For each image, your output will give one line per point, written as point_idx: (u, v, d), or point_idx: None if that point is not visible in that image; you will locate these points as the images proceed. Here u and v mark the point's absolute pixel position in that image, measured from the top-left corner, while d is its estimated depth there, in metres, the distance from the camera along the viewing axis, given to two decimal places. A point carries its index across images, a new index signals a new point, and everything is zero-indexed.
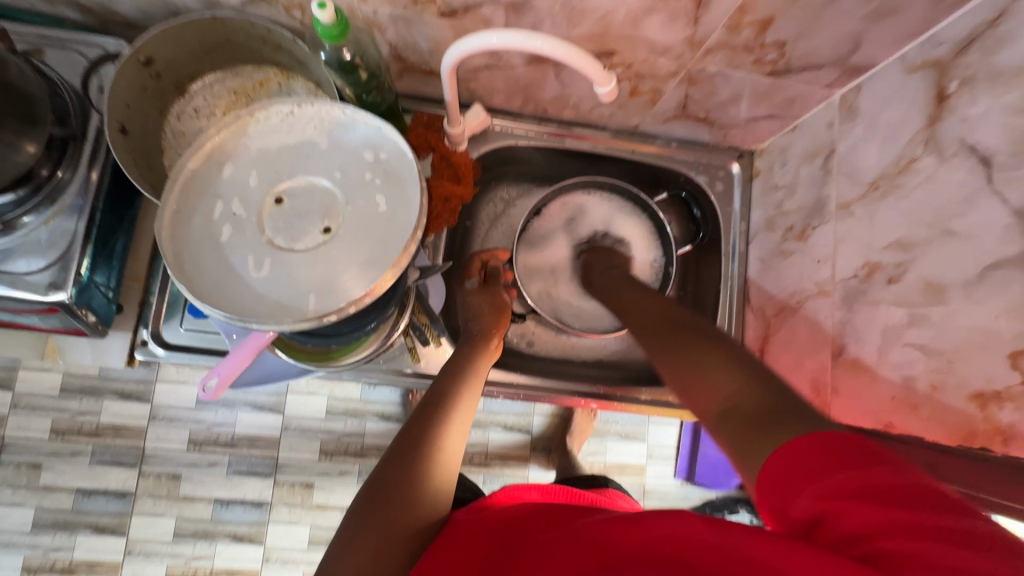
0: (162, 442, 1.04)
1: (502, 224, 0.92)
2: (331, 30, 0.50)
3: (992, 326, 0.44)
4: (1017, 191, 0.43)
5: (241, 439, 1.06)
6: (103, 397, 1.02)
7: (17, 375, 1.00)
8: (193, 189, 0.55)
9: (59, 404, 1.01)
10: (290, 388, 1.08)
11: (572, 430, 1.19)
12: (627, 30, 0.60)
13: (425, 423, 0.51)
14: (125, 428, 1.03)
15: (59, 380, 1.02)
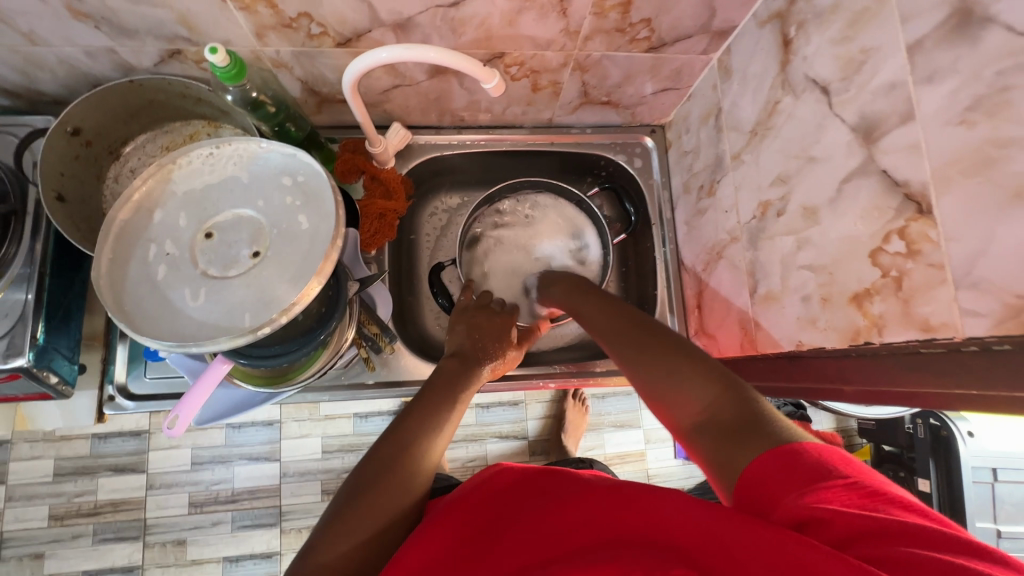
0: (161, 509, 1.12)
1: (446, 233, 0.97)
2: (228, 70, 0.55)
3: (855, 232, 0.48)
4: (850, 109, 0.48)
5: (241, 493, 1.14)
6: (97, 474, 1.11)
7: (8, 469, 1.09)
8: (126, 237, 0.59)
9: (55, 489, 1.09)
10: (284, 435, 1.17)
11: (567, 428, 1.27)
12: (507, 30, 0.66)
13: (417, 415, 0.55)
14: (123, 502, 1.11)
15: (50, 466, 1.10)
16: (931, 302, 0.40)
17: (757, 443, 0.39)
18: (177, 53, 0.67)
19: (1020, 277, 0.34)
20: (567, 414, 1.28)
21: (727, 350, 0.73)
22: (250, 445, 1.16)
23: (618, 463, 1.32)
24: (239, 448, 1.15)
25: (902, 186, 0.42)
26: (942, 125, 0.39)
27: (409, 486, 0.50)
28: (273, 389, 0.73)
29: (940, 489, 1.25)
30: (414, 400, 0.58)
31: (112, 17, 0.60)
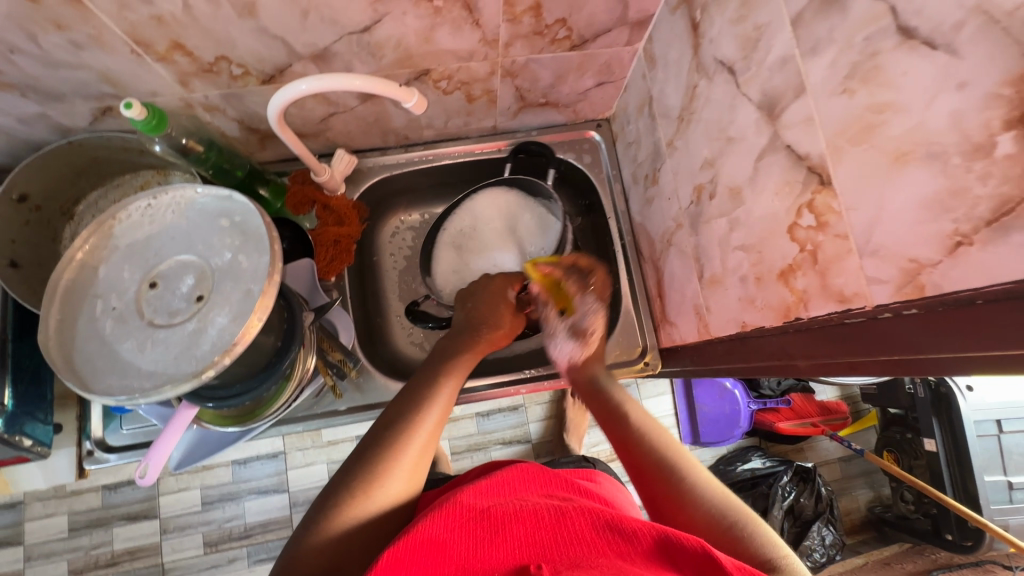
0: (179, 552, 1.14)
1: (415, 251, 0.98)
2: (147, 122, 0.57)
3: (774, 209, 0.48)
4: (753, 88, 0.48)
5: (253, 527, 1.16)
6: (112, 524, 1.12)
7: (24, 529, 1.10)
8: (73, 297, 0.60)
9: (72, 544, 1.11)
10: (289, 465, 1.18)
11: (568, 427, 1.27)
12: (426, 47, 0.66)
13: (395, 431, 0.54)
14: (140, 550, 1.13)
15: (66, 522, 1.11)
16: (843, 273, 0.40)
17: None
18: (109, 110, 0.69)
19: (911, 241, 0.34)
20: (568, 415, 1.27)
21: (688, 337, 0.73)
22: (257, 479, 1.17)
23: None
24: (246, 483, 1.17)
25: (805, 159, 0.42)
26: (828, 95, 0.39)
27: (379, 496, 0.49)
28: (243, 427, 0.73)
29: (946, 447, 1.22)
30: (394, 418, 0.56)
31: (36, 84, 0.61)
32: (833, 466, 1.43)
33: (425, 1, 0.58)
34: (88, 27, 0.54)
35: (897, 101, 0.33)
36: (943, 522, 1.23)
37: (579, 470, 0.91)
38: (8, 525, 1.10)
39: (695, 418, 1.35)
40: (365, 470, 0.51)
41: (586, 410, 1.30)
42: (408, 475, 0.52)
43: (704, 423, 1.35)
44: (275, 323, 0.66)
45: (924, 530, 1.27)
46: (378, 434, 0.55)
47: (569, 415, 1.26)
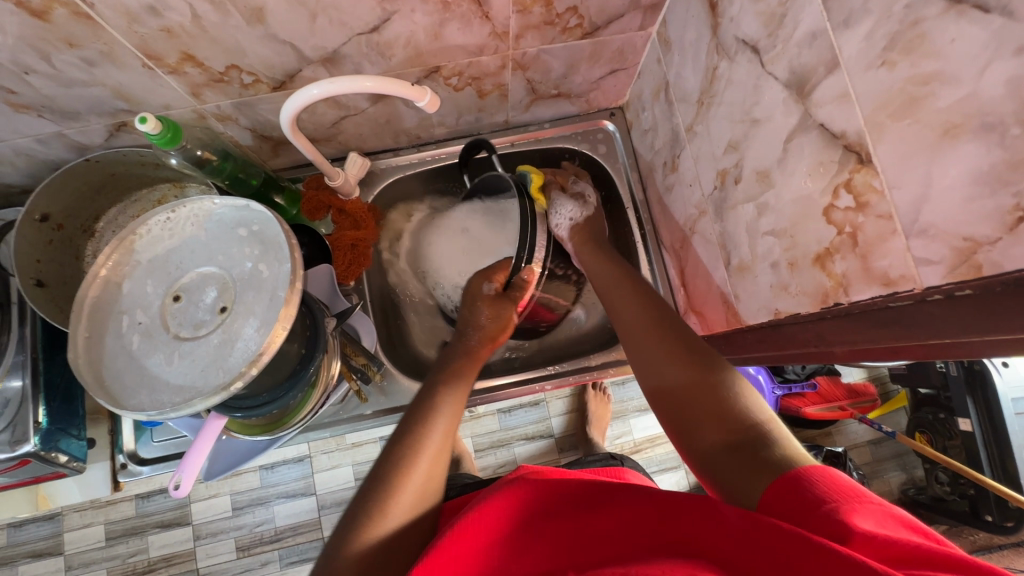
0: (213, 558, 1.15)
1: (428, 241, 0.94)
2: (163, 136, 0.57)
3: (806, 191, 0.46)
4: (780, 66, 0.46)
5: (284, 531, 1.17)
6: (147, 532, 1.14)
7: (63, 539, 1.12)
8: (99, 314, 0.61)
9: (110, 552, 1.13)
10: (315, 468, 1.19)
11: (592, 419, 1.26)
12: (435, 44, 0.65)
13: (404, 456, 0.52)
14: (175, 556, 1.15)
15: (102, 531, 1.14)
16: (887, 255, 0.38)
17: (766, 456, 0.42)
18: (123, 125, 0.69)
19: (965, 219, 0.32)
20: (590, 407, 1.26)
21: (716, 326, 0.71)
22: (285, 483, 1.18)
23: (648, 449, 1.30)
24: (275, 487, 1.18)
25: (840, 137, 0.40)
26: (865, 69, 0.37)
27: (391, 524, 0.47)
28: (271, 435, 0.73)
29: (982, 426, 1.19)
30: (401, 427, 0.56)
31: (52, 103, 0.61)
32: (863, 450, 1.40)
33: None
34: (99, 43, 0.54)
35: (945, 71, 0.31)
36: (982, 501, 1.20)
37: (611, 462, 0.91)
38: (47, 536, 1.12)
39: None
40: (380, 482, 0.50)
41: (609, 402, 1.29)
42: (416, 499, 0.50)
43: None
44: (299, 330, 0.66)
45: (962, 511, 1.25)
46: (389, 445, 0.54)
47: (591, 408, 1.25)
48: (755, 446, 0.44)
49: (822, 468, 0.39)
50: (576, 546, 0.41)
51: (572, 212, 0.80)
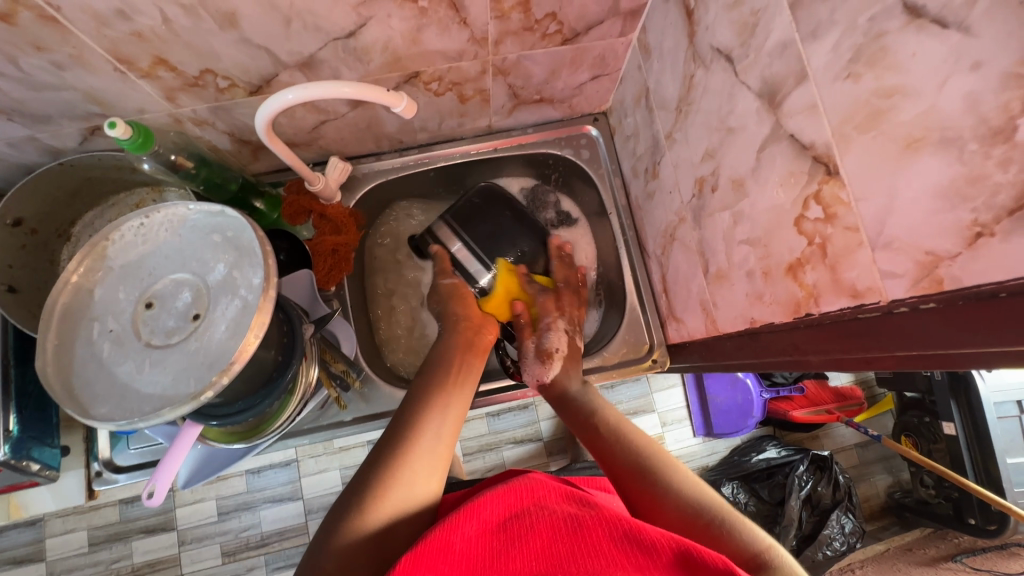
0: (198, 563, 1.14)
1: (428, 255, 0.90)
2: (134, 141, 0.56)
3: (779, 201, 0.46)
4: (753, 75, 0.46)
5: (270, 536, 1.16)
6: (130, 538, 1.13)
7: (45, 546, 1.11)
8: (69, 321, 0.60)
9: (92, 558, 1.11)
10: (302, 473, 1.18)
11: None
12: (413, 49, 0.65)
13: (391, 468, 0.51)
14: (159, 562, 1.13)
15: (85, 537, 1.12)
16: (854, 266, 0.38)
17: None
18: (97, 129, 0.68)
19: (927, 233, 0.32)
20: None
21: (695, 333, 0.71)
22: (271, 488, 1.17)
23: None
24: (261, 491, 1.17)
25: (809, 148, 0.40)
26: (831, 81, 0.37)
27: (375, 529, 0.46)
28: (248, 442, 0.72)
29: (966, 430, 1.19)
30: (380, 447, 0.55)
31: (23, 107, 0.61)
32: (850, 453, 1.41)
33: (410, 2, 0.57)
34: (68, 47, 0.53)
35: (905, 85, 0.31)
36: (965, 506, 1.19)
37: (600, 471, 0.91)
38: (28, 543, 1.11)
39: (707, 410, 1.34)
40: (365, 490, 0.49)
41: None
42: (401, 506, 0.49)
43: (716, 414, 1.33)
44: (275, 337, 0.65)
45: (946, 515, 1.25)
46: (376, 453, 0.53)
47: None
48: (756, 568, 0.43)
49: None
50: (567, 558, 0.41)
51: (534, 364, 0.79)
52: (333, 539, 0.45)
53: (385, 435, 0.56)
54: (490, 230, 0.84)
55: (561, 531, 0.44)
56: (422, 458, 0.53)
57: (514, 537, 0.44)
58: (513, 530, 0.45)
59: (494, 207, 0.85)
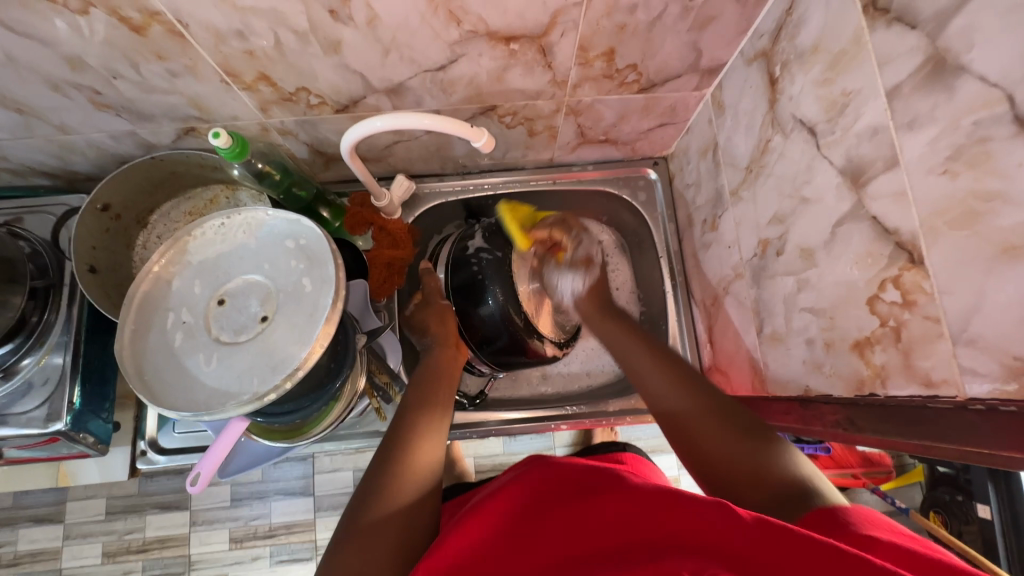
0: (205, 545, 1.16)
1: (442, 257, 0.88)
2: (232, 150, 0.60)
3: (851, 277, 0.46)
4: (836, 153, 0.47)
5: (279, 528, 1.18)
6: (145, 512, 1.16)
7: (66, 508, 1.15)
8: (148, 308, 0.63)
9: (108, 527, 1.15)
10: (317, 469, 1.20)
11: None
12: (496, 86, 0.67)
13: (391, 484, 0.53)
14: (170, 539, 1.16)
15: (104, 505, 1.16)
16: (931, 356, 0.39)
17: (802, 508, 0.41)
18: (191, 130, 0.72)
19: (1016, 338, 0.32)
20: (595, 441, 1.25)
21: (741, 388, 0.71)
22: (285, 480, 1.19)
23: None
24: (276, 483, 1.19)
25: (893, 233, 0.41)
26: (925, 173, 0.37)
27: (390, 538, 0.49)
28: (288, 442, 0.75)
29: (1002, 516, 1.13)
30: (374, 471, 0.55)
31: (131, 105, 0.65)
32: None
33: (503, 45, 0.60)
34: (186, 58, 0.57)
35: (1008, 191, 0.32)
36: None
37: (620, 451, 0.85)
38: (51, 503, 1.15)
39: None
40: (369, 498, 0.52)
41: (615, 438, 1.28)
42: (406, 511, 0.52)
43: None
44: (332, 344, 0.68)
45: None
46: (373, 464, 0.57)
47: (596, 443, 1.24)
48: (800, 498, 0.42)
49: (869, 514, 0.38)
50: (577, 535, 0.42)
51: (574, 284, 0.81)
52: (343, 546, 0.48)
53: (381, 445, 0.59)
54: (467, 279, 0.81)
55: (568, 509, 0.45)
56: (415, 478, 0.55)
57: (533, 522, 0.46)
58: (529, 518, 0.47)
59: (496, 246, 0.80)
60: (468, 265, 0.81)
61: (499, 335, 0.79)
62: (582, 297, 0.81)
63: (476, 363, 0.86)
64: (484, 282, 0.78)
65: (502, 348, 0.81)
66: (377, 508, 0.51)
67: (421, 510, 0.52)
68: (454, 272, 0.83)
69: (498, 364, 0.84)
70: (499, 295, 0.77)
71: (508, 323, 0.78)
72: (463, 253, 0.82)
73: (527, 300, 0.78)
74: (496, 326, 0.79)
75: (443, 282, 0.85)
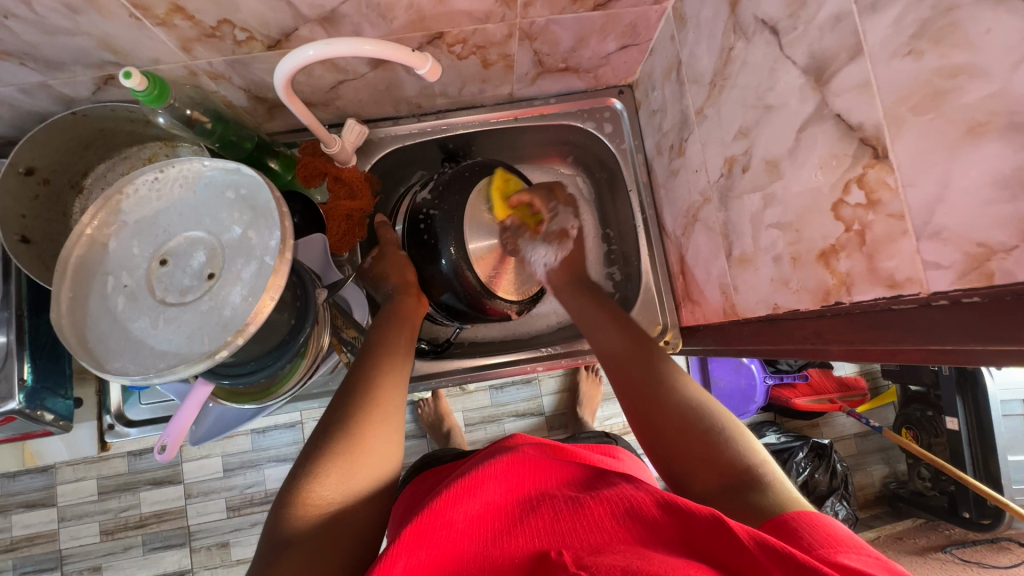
0: (203, 516, 1.16)
1: (399, 212, 0.86)
2: (149, 93, 0.54)
3: (817, 184, 0.44)
4: (799, 50, 0.44)
5: (274, 493, 1.18)
6: (138, 489, 1.14)
7: (56, 492, 1.12)
8: (84, 274, 0.59)
9: (102, 506, 1.13)
10: (305, 435, 1.19)
11: (582, 400, 1.26)
12: (439, 8, 0.62)
13: (333, 462, 0.52)
14: (166, 513, 1.15)
15: (95, 485, 1.13)
16: (895, 256, 0.37)
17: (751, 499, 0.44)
18: (111, 78, 0.66)
19: (980, 223, 0.30)
20: (581, 387, 1.26)
21: (713, 316, 0.70)
22: (275, 447, 1.19)
23: (637, 429, 1.32)
24: (266, 451, 1.18)
25: (857, 129, 0.38)
26: (889, 57, 0.35)
27: (346, 537, 0.49)
28: (259, 403, 0.73)
29: (969, 425, 1.19)
30: (329, 431, 0.56)
31: (35, 52, 0.59)
32: (848, 442, 1.41)
33: None
34: None
35: (974, 64, 0.29)
36: (961, 499, 1.22)
37: (605, 441, 0.90)
38: (39, 488, 1.12)
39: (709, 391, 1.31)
40: (311, 473, 0.51)
41: (600, 383, 1.29)
42: (355, 492, 0.51)
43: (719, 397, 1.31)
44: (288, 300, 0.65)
45: (940, 507, 1.26)
46: (321, 433, 0.55)
47: (581, 389, 1.25)
48: (742, 489, 0.45)
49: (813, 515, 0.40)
50: (564, 531, 0.42)
51: (547, 256, 0.79)
52: (288, 527, 0.47)
53: (331, 410, 0.58)
54: (422, 232, 0.79)
55: (560, 512, 0.45)
56: (363, 459, 0.54)
57: (519, 516, 0.46)
58: (516, 515, 0.46)
59: (443, 201, 0.77)
60: (420, 221, 0.79)
61: (453, 288, 0.77)
62: (554, 269, 0.79)
63: (440, 317, 0.86)
64: (435, 241, 0.77)
65: (459, 305, 0.79)
66: (320, 488, 0.50)
67: (368, 488, 0.53)
68: (409, 226, 0.82)
69: (460, 320, 0.84)
70: (452, 245, 0.75)
71: (461, 274, 0.76)
72: (416, 209, 0.81)
73: (480, 258, 0.76)
74: (450, 280, 0.77)
75: (401, 236, 0.83)
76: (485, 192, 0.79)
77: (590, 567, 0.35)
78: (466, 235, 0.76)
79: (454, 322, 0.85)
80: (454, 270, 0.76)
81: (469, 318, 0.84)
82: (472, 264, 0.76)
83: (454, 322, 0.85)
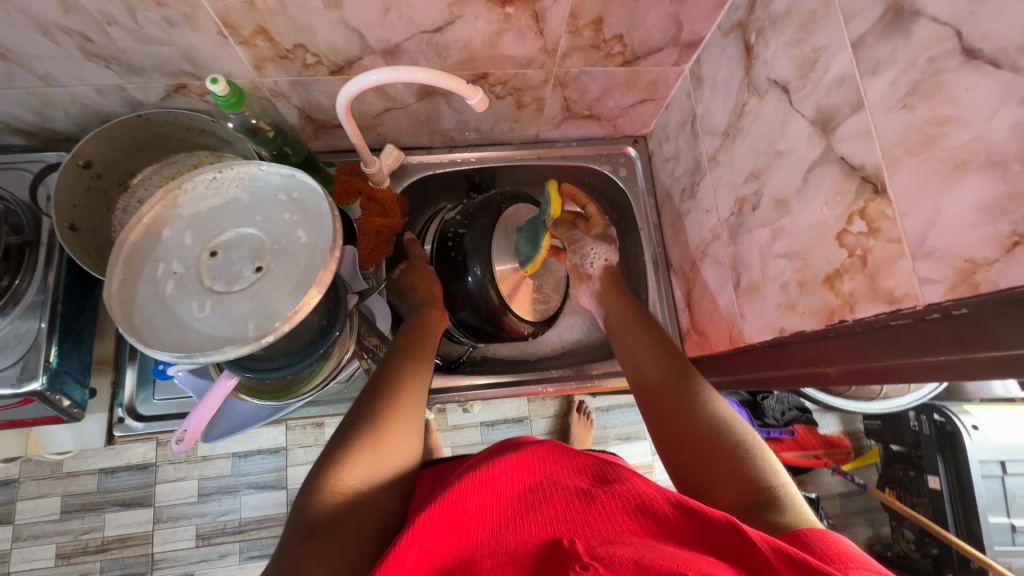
0: (169, 544, 1.11)
1: (427, 233, 0.92)
2: (228, 99, 0.60)
3: (823, 218, 0.50)
4: (807, 105, 0.51)
5: (249, 523, 1.13)
6: (104, 510, 1.09)
7: (15, 508, 1.07)
8: (136, 258, 0.63)
9: (63, 527, 1.08)
10: (289, 462, 1.17)
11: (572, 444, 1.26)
12: (489, 52, 0.70)
13: (355, 461, 0.53)
14: (130, 538, 1.10)
15: (59, 503, 1.09)
16: (894, 275, 0.43)
17: (767, 521, 0.44)
18: (182, 87, 0.72)
19: (968, 242, 0.37)
20: (572, 431, 1.26)
21: (717, 346, 0.76)
22: (256, 474, 1.15)
23: None
24: (245, 477, 1.15)
25: (859, 169, 0.45)
26: (886, 110, 0.42)
27: (369, 527, 0.50)
28: (278, 403, 0.74)
29: (950, 485, 1.22)
30: (350, 433, 0.56)
31: (122, 56, 0.65)
32: (833, 501, 1.42)
33: (498, 8, 0.63)
34: (184, 6, 0.58)
35: (956, 115, 0.37)
36: (946, 563, 1.24)
37: None
38: (2, 502, 1.07)
39: None
40: (332, 467, 0.53)
41: (591, 427, 1.30)
42: (380, 489, 0.53)
43: None
44: (323, 303, 0.68)
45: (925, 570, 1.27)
46: (346, 431, 0.57)
47: (573, 431, 1.26)
48: (755, 507, 0.46)
49: (821, 532, 0.41)
50: (575, 521, 0.43)
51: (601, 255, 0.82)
52: (312, 511, 0.49)
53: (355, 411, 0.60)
54: (450, 250, 0.84)
55: (571, 503, 0.46)
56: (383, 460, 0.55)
57: (526, 505, 0.47)
58: (528, 503, 0.47)
59: (473, 223, 0.83)
60: (449, 241, 0.85)
61: (476, 303, 0.81)
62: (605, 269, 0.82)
63: (457, 333, 0.89)
64: (463, 259, 0.82)
65: (480, 321, 0.83)
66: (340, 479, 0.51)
67: (388, 486, 0.54)
68: (437, 244, 0.87)
69: (477, 336, 0.87)
70: (479, 266, 0.81)
71: (485, 292, 0.80)
72: (444, 230, 0.87)
73: (504, 278, 0.81)
74: (475, 296, 0.81)
75: (428, 254, 0.88)
76: (512, 218, 0.85)
77: (604, 561, 0.37)
78: (492, 257, 0.81)
79: (471, 339, 0.88)
80: (479, 287, 0.81)
81: (486, 336, 0.87)
82: (496, 283, 0.81)
83: (471, 338, 0.88)
